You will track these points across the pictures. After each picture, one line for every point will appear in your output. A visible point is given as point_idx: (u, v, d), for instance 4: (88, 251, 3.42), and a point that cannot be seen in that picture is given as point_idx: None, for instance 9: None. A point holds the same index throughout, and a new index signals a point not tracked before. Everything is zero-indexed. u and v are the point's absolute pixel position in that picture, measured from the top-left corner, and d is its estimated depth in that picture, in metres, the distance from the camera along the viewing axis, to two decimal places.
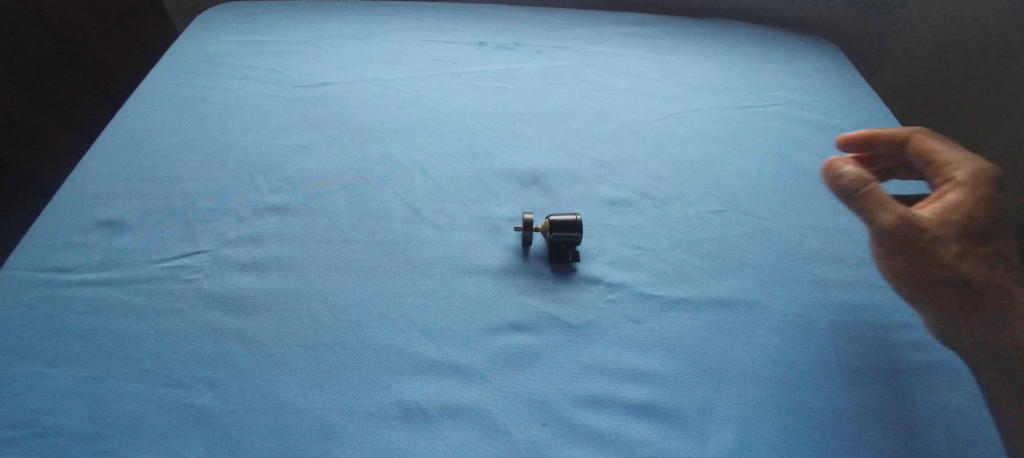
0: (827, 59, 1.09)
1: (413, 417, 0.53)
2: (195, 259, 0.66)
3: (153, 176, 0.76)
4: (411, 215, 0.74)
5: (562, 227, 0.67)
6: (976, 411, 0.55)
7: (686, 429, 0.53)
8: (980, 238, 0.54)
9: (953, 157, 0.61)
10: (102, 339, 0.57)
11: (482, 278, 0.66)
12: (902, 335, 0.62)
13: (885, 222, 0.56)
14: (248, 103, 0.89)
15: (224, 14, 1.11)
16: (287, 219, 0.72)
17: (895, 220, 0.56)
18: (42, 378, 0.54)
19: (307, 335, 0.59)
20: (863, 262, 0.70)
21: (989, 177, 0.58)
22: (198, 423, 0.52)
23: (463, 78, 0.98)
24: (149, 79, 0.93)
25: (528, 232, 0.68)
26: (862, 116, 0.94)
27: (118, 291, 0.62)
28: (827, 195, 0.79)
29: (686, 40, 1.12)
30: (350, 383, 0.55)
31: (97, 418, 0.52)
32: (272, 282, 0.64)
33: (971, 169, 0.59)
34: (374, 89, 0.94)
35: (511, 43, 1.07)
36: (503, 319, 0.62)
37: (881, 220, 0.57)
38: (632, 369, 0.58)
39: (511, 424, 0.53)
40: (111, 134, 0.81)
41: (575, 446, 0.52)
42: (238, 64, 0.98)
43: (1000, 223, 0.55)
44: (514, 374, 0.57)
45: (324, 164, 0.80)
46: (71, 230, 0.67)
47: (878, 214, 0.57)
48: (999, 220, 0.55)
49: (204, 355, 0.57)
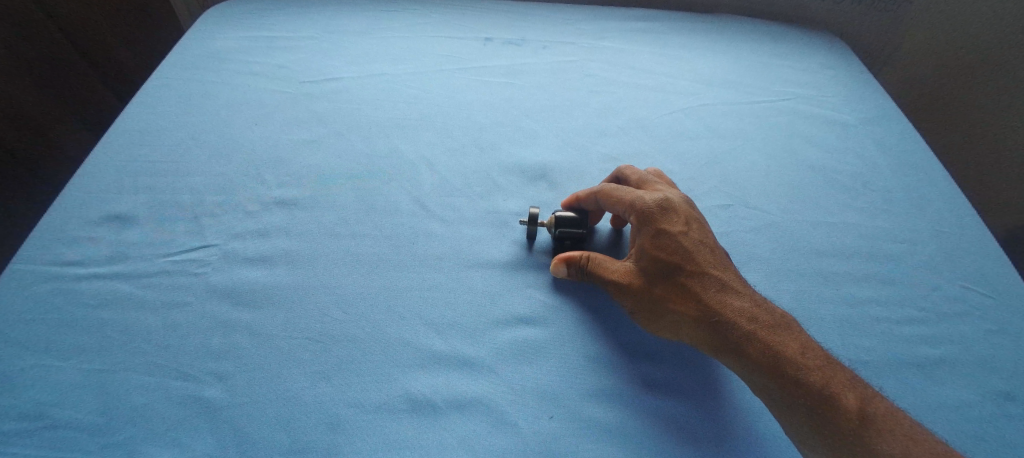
0: (835, 54, 1.09)
1: (421, 410, 0.53)
2: (203, 253, 0.66)
3: (161, 171, 0.76)
4: (418, 209, 0.74)
5: (569, 222, 0.67)
6: (984, 405, 0.55)
7: (692, 418, 0.54)
8: (652, 274, 0.60)
9: (616, 202, 0.64)
10: (111, 332, 0.58)
11: (489, 272, 0.66)
12: (911, 330, 0.61)
13: (657, 292, 0.59)
14: (255, 99, 0.89)
15: (231, 10, 1.11)
16: (294, 213, 0.72)
17: (663, 292, 0.59)
18: (53, 371, 0.54)
19: (315, 328, 0.59)
20: (873, 257, 0.69)
21: (695, 276, 0.59)
22: (207, 416, 0.52)
23: (469, 74, 0.98)
24: (155, 74, 0.93)
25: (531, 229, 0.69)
26: (871, 112, 0.94)
27: (128, 285, 0.62)
28: (835, 190, 0.79)
29: (692, 35, 1.11)
30: (358, 375, 0.55)
31: (107, 411, 0.52)
32: (279, 276, 0.64)
33: (629, 209, 0.63)
34: (381, 85, 0.94)
35: (518, 39, 1.06)
36: (511, 313, 0.62)
37: (655, 289, 0.59)
38: (639, 361, 0.58)
39: (520, 417, 0.53)
40: (119, 129, 0.82)
41: (583, 437, 0.52)
42: (245, 59, 0.98)
43: (667, 259, 0.59)
44: (522, 367, 0.57)
45: (331, 159, 0.80)
46: (80, 224, 0.67)
47: (654, 283, 0.59)
48: (667, 255, 0.60)
49: (213, 348, 0.57)
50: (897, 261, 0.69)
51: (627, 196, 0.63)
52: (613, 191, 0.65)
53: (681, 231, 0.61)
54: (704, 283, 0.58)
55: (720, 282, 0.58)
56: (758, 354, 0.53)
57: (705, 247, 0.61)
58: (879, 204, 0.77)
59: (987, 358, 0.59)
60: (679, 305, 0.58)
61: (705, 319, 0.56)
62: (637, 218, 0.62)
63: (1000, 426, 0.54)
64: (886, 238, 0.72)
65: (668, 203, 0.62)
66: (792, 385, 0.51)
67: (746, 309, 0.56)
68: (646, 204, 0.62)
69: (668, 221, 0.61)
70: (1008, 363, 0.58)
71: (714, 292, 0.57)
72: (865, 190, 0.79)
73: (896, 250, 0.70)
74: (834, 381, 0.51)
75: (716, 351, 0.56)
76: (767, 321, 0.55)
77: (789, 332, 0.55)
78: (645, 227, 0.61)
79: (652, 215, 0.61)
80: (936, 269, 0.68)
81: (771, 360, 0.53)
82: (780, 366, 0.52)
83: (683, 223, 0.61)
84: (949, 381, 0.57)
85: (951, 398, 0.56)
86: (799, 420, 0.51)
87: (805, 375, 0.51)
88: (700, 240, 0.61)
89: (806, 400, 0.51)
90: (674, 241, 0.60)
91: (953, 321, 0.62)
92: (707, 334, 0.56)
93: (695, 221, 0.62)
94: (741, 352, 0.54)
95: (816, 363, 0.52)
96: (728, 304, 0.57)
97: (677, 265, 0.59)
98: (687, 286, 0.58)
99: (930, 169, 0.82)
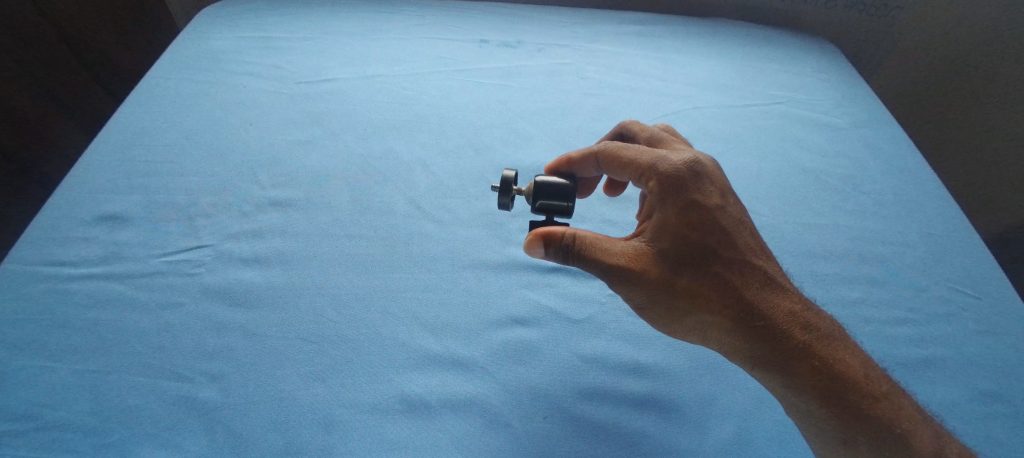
0: (827, 58, 1.10)
1: (415, 411, 0.53)
2: (197, 253, 0.66)
3: (155, 171, 0.76)
4: (413, 210, 0.74)
5: (553, 193, 0.60)
6: (971, 405, 0.56)
7: (695, 422, 0.54)
8: (683, 258, 0.54)
9: (632, 165, 0.58)
10: (104, 332, 0.58)
11: (483, 273, 0.67)
12: (900, 331, 0.62)
13: (686, 282, 0.53)
14: (251, 99, 0.89)
15: (228, 10, 1.11)
16: (289, 214, 0.72)
17: (692, 282, 0.53)
18: (45, 371, 0.54)
19: (310, 329, 0.59)
20: (862, 259, 0.70)
21: (732, 264, 0.54)
22: (201, 416, 0.52)
23: (465, 75, 0.98)
24: (150, 74, 0.92)
25: (502, 199, 0.61)
26: (862, 115, 0.95)
27: (121, 285, 0.62)
28: (825, 193, 0.80)
29: (687, 39, 1.12)
30: (353, 376, 0.56)
31: (99, 411, 0.52)
32: (274, 277, 0.64)
33: (651, 176, 0.57)
34: (377, 86, 0.94)
35: (513, 41, 1.07)
36: (505, 313, 0.62)
37: (684, 277, 0.54)
38: (632, 363, 0.58)
39: (513, 418, 0.53)
40: (114, 128, 0.81)
41: (577, 438, 0.53)
42: (240, 59, 0.98)
43: (700, 240, 0.54)
44: (515, 368, 0.57)
45: (326, 159, 0.80)
46: (72, 224, 0.67)
47: (684, 269, 0.54)
48: (701, 235, 0.54)
49: (207, 348, 0.57)
50: (886, 263, 0.70)
51: (648, 161, 0.57)
52: (627, 154, 0.59)
53: (716, 207, 0.56)
54: (742, 272, 0.54)
55: (754, 269, 0.55)
56: (798, 352, 0.51)
57: (741, 226, 0.56)
58: (870, 207, 0.78)
59: (976, 358, 0.60)
60: (710, 294, 0.53)
61: (739, 310, 0.53)
62: (662, 189, 0.56)
63: (986, 425, 0.55)
64: (875, 240, 0.73)
65: (701, 171, 0.57)
66: (833, 390, 0.49)
67: (784, 303, 0.53)
68: (674, 173, 0.56)
69: (703, 194, 0.56)
70: (996, 363, 0.59)
71: (750, 283, 0.54)
72: (855, 193, 0.80)
73: (886, 252, 0.71)
74: (873, 388, 0.49)
75: (749, 346, 0.52)
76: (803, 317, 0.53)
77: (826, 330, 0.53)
78: (672, 200, 0.55)
79: (681, 188, 0.55)
80: (926, 271, 0.69)
81: (812, 361, 0.50)
82: (820, 367, 0.50)
83: (718, 196, 0.56)
84: (937, 382, 0.58)
85: (938, 398, 0.57)
86: (838, 430, 0.49)
87: (848, 380, 0.49)
88: (735, 218, 0.56)
89: (849, 407, 0.48)
90: (709, 219, 0.55)
91: (942, 322, 0.63)
92: (742, 327, 0.52)
93: (728, 195, 0.57)
94: (780, 348, 0.51)
95: (857, 368, 0.50)
96: (764, 297, 0.53)
97: (711, 248, 0.54)
98: (721, 274, 0.54)
99: (919, 172, 0.84)
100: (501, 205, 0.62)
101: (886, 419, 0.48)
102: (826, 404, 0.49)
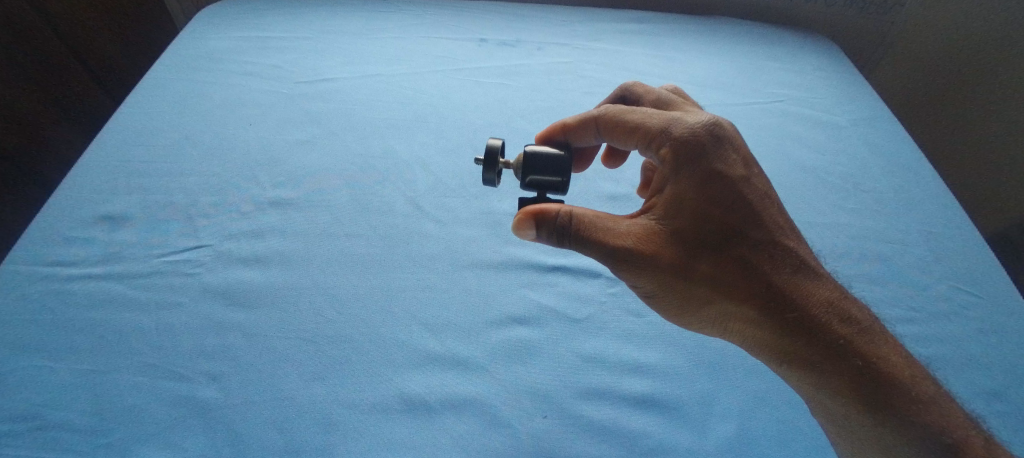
0: (827, 56, 1.10)
1: (415, 410, 0.53)
2: (197, 253, 0.66)
3: (155, 171, 0.76)
4: (412, 210, 0.74)
5: (545, 167, 0.57)
6: (973, 403, 0.56)
7: (698, 422, 0.54)
8: (704, 237, 0.51)
9: (642, 130, 0.54)
10: (104, 332, 0.58)
11: (483, 272, 0.67)
12: (901, 329, 0.62)
13: (707, 265, 0.51)
14: (250, 99, 0.89)
15: (226, 10, 1.11)
16: (288, 214, 0.72)
17: (715, 265, 0.51)
18: (45, 372, 0.54)
19: (310, 329, 0.59)
20: (863, 258, 0.70)
21: (758, 244, 0.52)
22: (200, 416, 0.52)
23: (464, 74, 0.98)
24: (149, 75, 0.92)
25: (489, 175, 0.58)
26: (862, 113, 0.95)
27: (121, 285, 0.62)
28: (826, 191, 0.80)
29: (686, 37, 1.11)
30: (353, 376, 0.56)
31: (99, 411, 0.52)
32: (274, 277, 0.64)
33: (663, 143, 0.53)
34: (376, 85, 0.94)
35: (512, 40, 1.07)
36: (505, 312, 0.62)
37: (705, 260, 0.51)
38: (632, 362, 0.58)
39: (513, 417, 0.53)
40: (113, 129, 0.81)
41: (577, 437, 0.52)
42: (239, 59, 0.98)
43: (724, 218, 0.51)
44: (515, 367, 0.57)
45: (325, 159, 0.80)
46: (72, 225, 0.67)
47: (706, 252, 0.51)
48: (724, 212, 0.51)
49: (207, 348, 0.57)
50: (887, 261, 0.70)
51: (659, 127, 0.53)
52: (633, 119, 0.55)
53: (741, 179, 0.53)
54: (770, 255, 0.51)
55: (779, 248, 0.52)
56: (826, 339, 0.48)
57: (767, 201, 0.54)
58: (870, 205, 0.78)
59: (977, 356, 0.60)
60: (732, 276, 0.51)
61: (762, 293, 0.50)
62: (675, 159, 0.52)
63: (988, 424, 0.54)
64: (876, 239, 0.73)
65: (722, 137, 0.53)
66: (866, 381, 0.47)
67: (818, 291, 0.51)
68: (688, 139, 0.52)
69: (726, 164, 0.52)
70: (997, 362, 0.59)
71: (781, 266, 0.51)
72: (855, 191, 0.80)
73: (887, 250, 0.71)
74: (908, 377, 0.47)
75: (773, 332, 0.50)
76: (828, 298, 0.50)
77: (852, 310, 0.50)
78: (687, 170, 0.52)
79: (697, 157, 0.52)
80: (927, 270, 0.68)
81: (841, 348, 0.48)
82: (850, 354, 0.48)
83: (742, 166, 0.53)
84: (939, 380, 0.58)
85: None
86: (873, 423, 0.47)
87: (882, 369, 0.47)
88: (761, 192, 0.53)
89: (884, 399, 0.46)
90: (733, 194, 0.52)
91: (943, 320, 0.63)
92: (765, 312, 0.50)
93: (748, 165, 0.54)
94: (807, 335, 0.49)
95: (889, 353, 0.48)
96: (788, 278, 0.51)
97: (735, 226, 0.51)
98: (745, 256, 0.51)
99: (920, 170, 0.83)
100: (486, 181, 0.59)
101: (924, 411, 0.45)
102: (858, 395, 0.47)
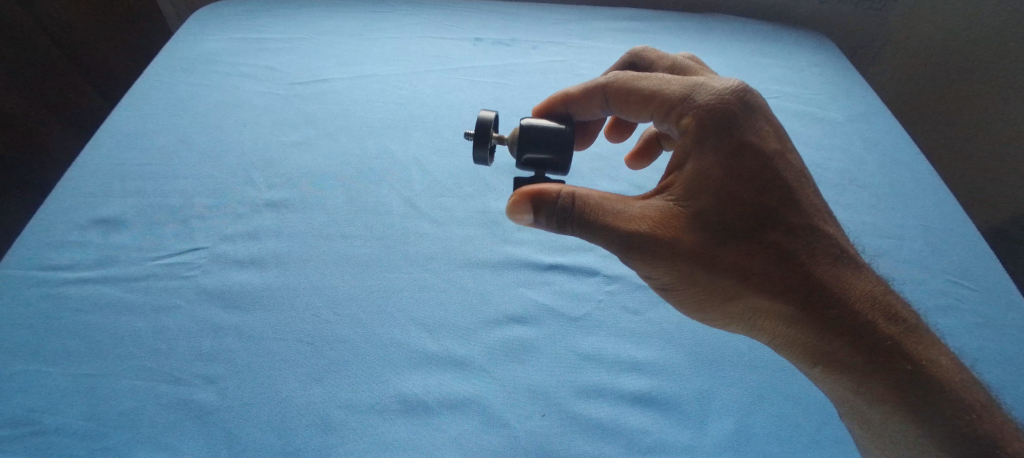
0: (822, 52, 1.10)
1: (413, 411, 0.53)
2: (193, 256, 0.66)
3: (150, 174, 0.75)
4: (409, 210, 0.74)
5: (542, 143, 0.56)
6: None
7: (699, 418, 0.54)
8: (732, 220, 0.48)
9: (664, 99, 0.52)
10: (101, 336, 0.58)
11: (480, 271, 0.67)
12: None
13: (735, 251, 0.48)
14: (245, 100, 0.89)
15: (220, 12, 1.10)
16: (284, 215, 0.72)
17: (744, 252, 0.48)
18: (41, 376, 0.54)
19: (306, 330, 0.59)
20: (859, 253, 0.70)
21: (793, 228, 0.49)
22: (197, 419, 0.52)
23: (459, 74, 0.98)
24: (143, 77, 0.92)
25: (479, 152, 0.57)
26: (857, 110, 0.95)
27: (117, 289, 0.62)
28: (822, 187, 0.80)
29: (682, 35, 1.11)
30: (351, 377, 0.55)
31: (95, 415, 0.52)
32: (270, 279, 0.64)
33: (685, 113, 0.51)
34: (372, 85, 0.94)
35: (508, 39, 1.07)
36: (502, 312, 0.62)
37: (735, 246, 0.48)
38: (630, 360, 0.58)
39: (511, 417, 0.53)
40: (107, 131, 0.81)
41: (576, 436, 0.52)
42: (233, 61, 0.97)
43: (757, 199, 0.49)
44: (513, 367, 0.57)
45: (322, 160, 0.80)
46: (67, 228, 0.67)
47: (734, 237, 0.48)
48: (756, 192, 0.49)
49: (203, 351, 0.57)
50: (883, 256, 0.70)
51: (679, 96, 0.51)
52: (650, 86, 0.54)
53: (775, 156, 0.50)
54: (807, 240, 0.49)
55: (817, 232, 0.49)
56: (870, 337, 0.46)
57: (802, 182, 0.51)
58: (866, 201, 0.78)
59: (975, 350, 0.60)
60: (764, 266, 0.48)
61: (796, 283, 0.47)
62: (699, 130, 0.49)
63: None
64: (872, 234, 0.73)
65: (754, 108, 0.51)
66: (911, 383, 0.45)
67: (858, 280, 0.48)
68: (713, 109, 0.49)
69: (758, 141, 0.50)
70: (995, 356, 0.59)
71: (818, 252, 0.48)
72: (851, 187, 0.80)
73: (883, 245, 0.71)
74: (952, 377, 0.45)
75: (806, 322, 0.47)
76: (870, 291, 0.47)
77: (893, 303, 0.48)
78: (713, 143, 0.49)
79: (724, 130, 0.49)
80: (924, 264, 0.68)
81: (886, 347, 0.45)
82: (890, 346, 0.45)
83: (774, 143, 0.51)
84: None
85: None
86: (911, 425, 0.45)
87: (927, 369, 0.45)
88: (795, 171, 0.51)
89: (927, 402, 0.44)
90: (766, 173, 0.49)
91: (940, 314, 0.63)
92: (800, 303, 0.47)
93: (778, 140, 0.51)
94: (849, 332, 0.46)
95: (932, 349, 0.46)
96: (824, 265, 0.48)
97: (768, 208, 0.49)
98: (779, 241, 0.48)
99: (915, 165, 0.83)
100: (477, 159, 0.58)
101: (964, 408, 0.44)
102: (899, 396, 0.45)
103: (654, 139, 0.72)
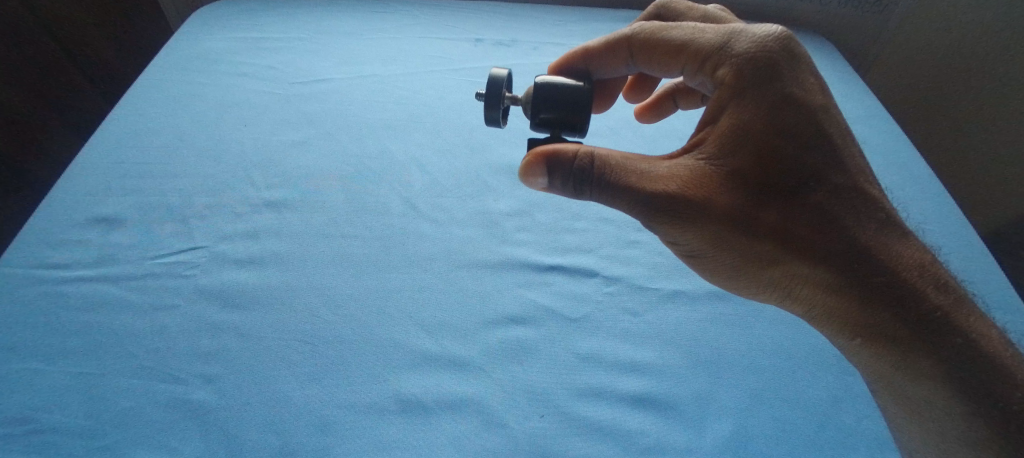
0: (822, 55, 1.10)
1: (411, 411, 0.53)
2: (192, 255, 0.66)
3: (149, 173, 0.75)
4: (409, 210, 0.74)
5: (557, 103, 0.55)
6: None
7: (700, 411, 0.55)
8: (769, 179, 0.47)
9: (702, 52, 0.52)
10: (99, 335, 0.57)
11: (480, 272, 0.66)
12: None
13: (771, 213, 0.47)
14: (244, 100, 0.89)
15: (222, 11, 1.10)
16: (284, 215, 0.72)
17: (781, 214, 0.47)
18: (39, 375, 0.54)
19: (304, 330, 0.59)
20: None
21: (834, 188, 0.48)
22: (195, 419, 0.51)
23: (460, 75, 0.98)
24: (144, 76, 0.92)
25: (491, 113, 0.57)
26: (857, 112, 0.95)
27: (115, 288, 0.62)
28: None
29: None
30: (348, 378, 0.55)
31: (94, 414, 0.52)
32: (269, 279, 0.64)
33: (722, 64, 0.50)
34: (372, 85, 0.94)
35: (508, 40, 1.07)
36: (501, 313, 0.62)
37: (771, 208, 0.47)
38: (628, 361, 0.58)
39: (510, 416, 0.53)
40: (107, 130, 0.81)
41: (576, 437, 0.52)
42: (235, 60, 0.97)
43: (797, 157, 0.48)
44: (513, 367, 0.57)
45: (322, 160, 0.80)
46: (67, 226, 0.67)
47: (771, 198, 0.47)
48: (797, 150, 0.48)
49: (202, 350, 0.57)
50: None
51: (717, 44, 0.51)
52: (684, 36, 0.54)
53: (820, 112, 0.49)
54: (848, 202, 0.48)
55: (860, 194, 0.49)
56: (909, 301, 0.46)
57: (846, 142, 0.50)
58: None
59: None
60: (803, 231, 0.47)
61: (834, 245, 0.47)
62: (737, 82, 0.49)
63: None
64: None
65: (798, 60, 0.50)
66: (950, 350, 0.44)
67: (898, 242, 0.48)
68: (754, 58, 0.49)
69: (802, 94, 0.49)
70: None
71: (860, 214, 0.48)
72: None
73: None
74: (992, 344, 0.45)
75: (840, 285, 0.47)
76: (912, 255, 0.47)
77: (941, 271, 0.47)
78: (752, 95, 0.48)
79: (765, 80, 0.48)
80: None
81: (922, 309, 0.45)
82: (926, 311, 0.45)
83: (819, 97, 0.50)
84: None
85: None
86: (943, 391, 0.45)
87: (973, 340, 0.45)
88: (838, 130, 0.50)
89: (967, 372, 0.44)
90: (807, 130, 0.48)
91: None
92: (837, 266, 0.47)
93: (822, 93, 0.50)
94: (891, 301, 0.46)
95: (970, 315, 0.46)
96: (865, 226, 0.47)
97: (809, 168, 0.48)
98: (818, 202, 0.47)
99: (915, 166, 0.83)
100: (489, 121, 0.58)
101: (1000, 373, 0.44)
102: (944, 369, 0.44)
103: (669, 99, 0.75)
